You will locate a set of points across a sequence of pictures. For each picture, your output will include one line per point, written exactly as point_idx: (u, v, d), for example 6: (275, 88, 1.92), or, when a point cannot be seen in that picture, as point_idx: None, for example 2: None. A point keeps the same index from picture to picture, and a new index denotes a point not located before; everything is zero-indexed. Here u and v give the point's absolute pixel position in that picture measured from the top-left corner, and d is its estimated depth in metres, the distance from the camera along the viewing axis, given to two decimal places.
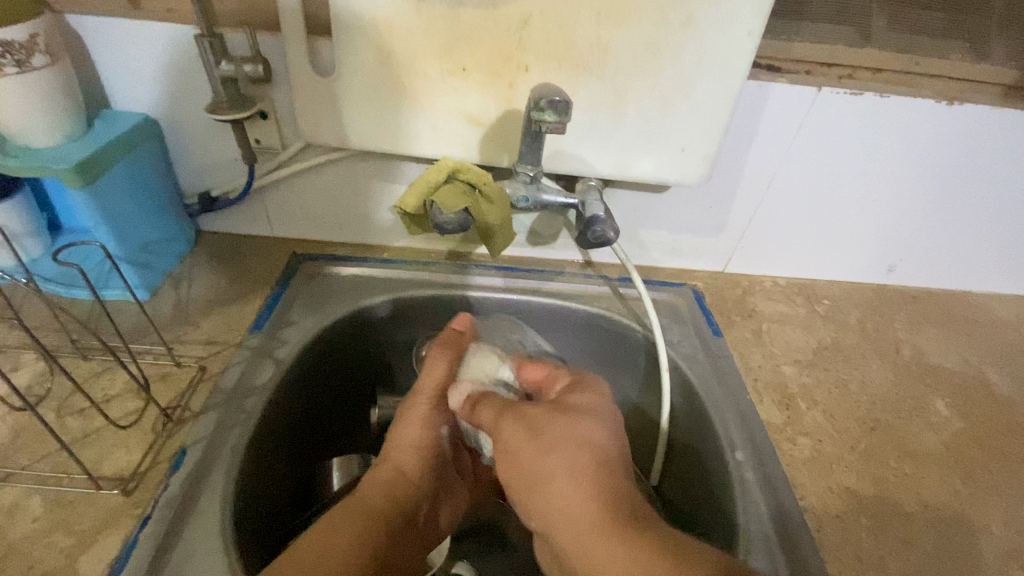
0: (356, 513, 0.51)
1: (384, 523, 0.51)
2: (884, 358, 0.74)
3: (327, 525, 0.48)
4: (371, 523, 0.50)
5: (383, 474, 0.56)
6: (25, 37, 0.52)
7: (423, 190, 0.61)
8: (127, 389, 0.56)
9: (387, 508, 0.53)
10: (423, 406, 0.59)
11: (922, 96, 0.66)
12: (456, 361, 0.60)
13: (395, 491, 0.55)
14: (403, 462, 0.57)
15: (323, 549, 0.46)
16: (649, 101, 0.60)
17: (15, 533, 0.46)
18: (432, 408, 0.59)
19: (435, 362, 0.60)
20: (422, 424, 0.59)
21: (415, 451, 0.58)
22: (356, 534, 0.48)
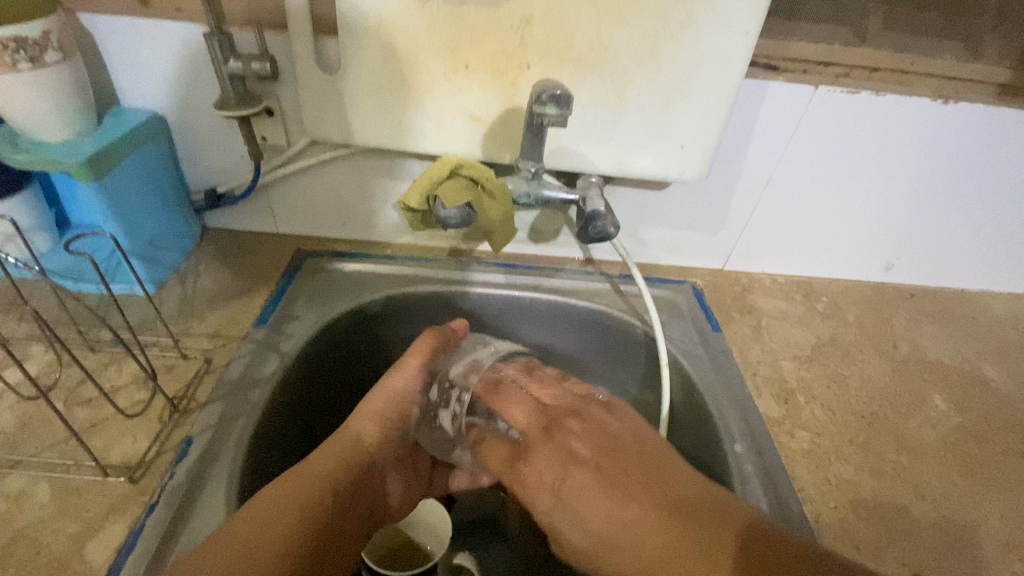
0: (299, 485, 0.48)
1: (338, 494, 0.50)
2: (883, 354, 0.75)
3: (284, 492, 0.47)
4: (309, 486, 0.48)
5: (344, 435, 0.55)
6: (39, 34, 0.53)
7: (426, 186, 0.62)
8: (134, 380, 0.57)
9: (338, 470, 0.51)
10: (398, 379, 0.59)
11: (918, 94, 0.67)
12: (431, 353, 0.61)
13: (348, 455, 0.53)
14: (363, 430, 0.56)
15: (268, 517, 0.44)
16: (649, 99, 0.61)
17: (24, 519, 0.46)
18: (408, 383, 0.59)
19: (422, 342, 0.61)
20: (396, 397, 0.59)
21: (381, 423, 0.57)
22: (300, 499, 0.47)
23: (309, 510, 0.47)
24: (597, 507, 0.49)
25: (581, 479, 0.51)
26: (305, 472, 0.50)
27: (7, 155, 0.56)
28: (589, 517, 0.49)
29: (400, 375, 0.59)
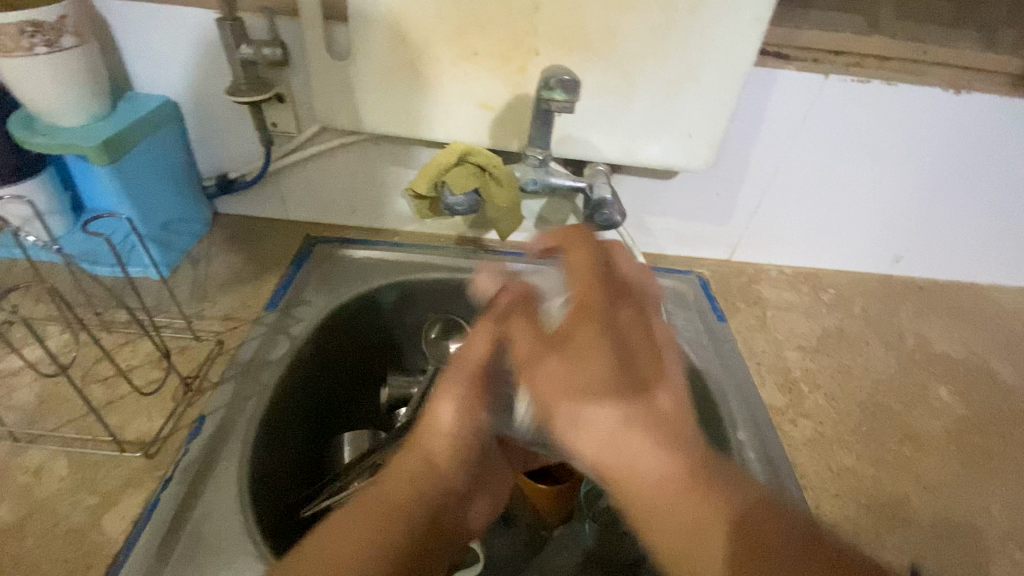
0: (377, 509, 0.41)
1: (415, 519, 0.41)
2: (888, 345, 0.75)
3: (373, 499, 0.42)
4: (423, 474, 0.44)
5: (403, 463, 0.44)
6: (55, 19, 0.54)
7: (434, 173, 0.62)
8: (148, 360, 0.59)
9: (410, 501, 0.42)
10: (461, 381, 0.46)
11: (929, 84, 0.67)
12: (472, 391, 0.46)
13: (421, 488, 0.43)
14: (432, 450, 0.45)
15: (343, 531, 0.39)
16: (658, 85, 0.61)
17: (43, 491, 0.48)
18: (471, 387, 0.46)
19: (479, 334, 0.47)
20: (460, 403, 0.46)
21: (448, 439, 0.45)
22: (373, 532, 0.39)
23: (378, 540, 0.38)
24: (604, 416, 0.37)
25: (586, 336, 0.39)
26: (368, 506, 0.41)
27: (25, 138, 0.58)
28: (633, 352, 0.39)
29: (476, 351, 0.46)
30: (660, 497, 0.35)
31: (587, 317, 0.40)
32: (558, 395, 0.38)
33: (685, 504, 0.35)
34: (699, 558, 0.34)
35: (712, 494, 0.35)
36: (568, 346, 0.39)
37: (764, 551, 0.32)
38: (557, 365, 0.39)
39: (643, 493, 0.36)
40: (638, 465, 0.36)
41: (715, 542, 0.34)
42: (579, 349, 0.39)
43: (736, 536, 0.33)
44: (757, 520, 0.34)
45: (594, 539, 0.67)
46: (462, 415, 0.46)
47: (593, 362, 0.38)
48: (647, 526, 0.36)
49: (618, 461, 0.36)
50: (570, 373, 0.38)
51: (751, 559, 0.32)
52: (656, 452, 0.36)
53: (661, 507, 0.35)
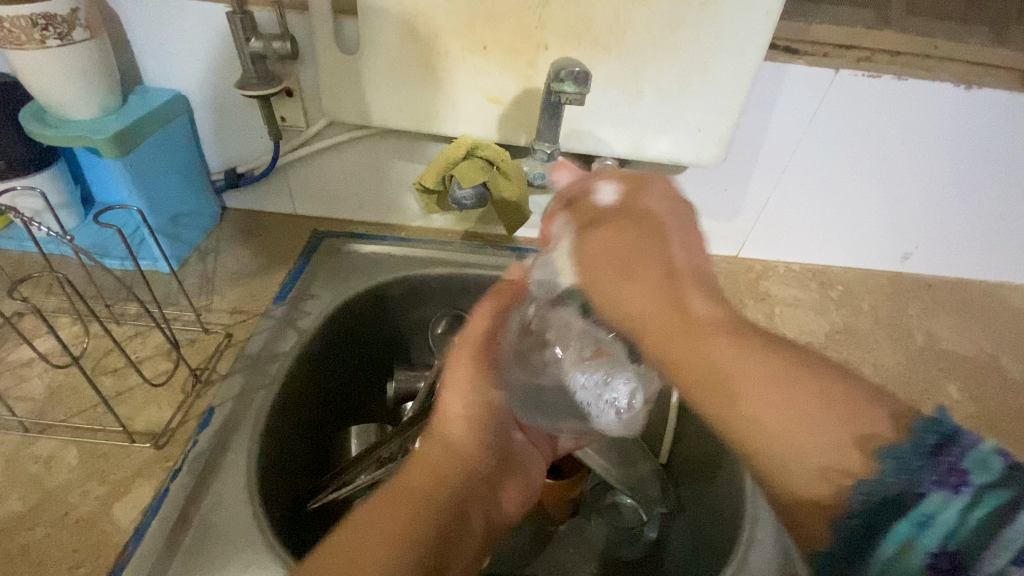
0: (398, 503, 0.38)
1: (441, 509, 0.39)
2: (897, 343, 0.74)
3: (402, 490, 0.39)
4: (444, 460, 0.42)
5: (422, 458, 0.42)
6: (66, 12, 0.54)
7: (442, 165, 0.63)
8: (158, 352, 0.59)
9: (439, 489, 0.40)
10: (464, 363, 0.47)
11: (940, 79, 0.66)
12: (478, 371, 0.47)
13: (444, 473, 0.41)
14: (451, 433, 0.44)
15: (374, 523, 0.36)
16: (667, 79, 0.61)
17: (53, 481, 0.48)
18: (475, 366, 0.47)
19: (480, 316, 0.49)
20: (467, 387, 0.46)
21: (465, 420, 0.45)
22: (402, 521, 0.37)
23: (409, 534, 0.36)
24: (645, 275, 0.35)
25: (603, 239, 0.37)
26: (395, 493, 0.39)
27: (37, 130, 0.58)
28: (622, 262, 0.36)
29: (459, 364, 0.47)
30: (714, 368, 0.32)
31: (630, 211, 0.38)
32: (597, 262, 0.37)
33: (764, 400, 0.31)
34: (787, 451, 0.30)
35: (807, 369, 0.31)
36: (612, 222, 0.38)
37: (830, 399, 0.30)
38: (597, 245, 0.38)
39: (705, 380, 0.32)
40: (709, 361, 0.32)
41: (810, 451, 0.30)
42: (635, 224, 0.37)
43: (809, 408, 0.30)
44: (831, 397, 0.30)
45: (602, 538, 0.67)
46: (467, 406, 0.46)
47: (644, 236, 0.36)
48: (730, 413, 0.32)
49: (719, 372, 0.32)
50: (614, 256, 0.36)
51: (840, 441, 0.29)
52: (737, 343, 0.32)
53: (752, 390, 0.31)
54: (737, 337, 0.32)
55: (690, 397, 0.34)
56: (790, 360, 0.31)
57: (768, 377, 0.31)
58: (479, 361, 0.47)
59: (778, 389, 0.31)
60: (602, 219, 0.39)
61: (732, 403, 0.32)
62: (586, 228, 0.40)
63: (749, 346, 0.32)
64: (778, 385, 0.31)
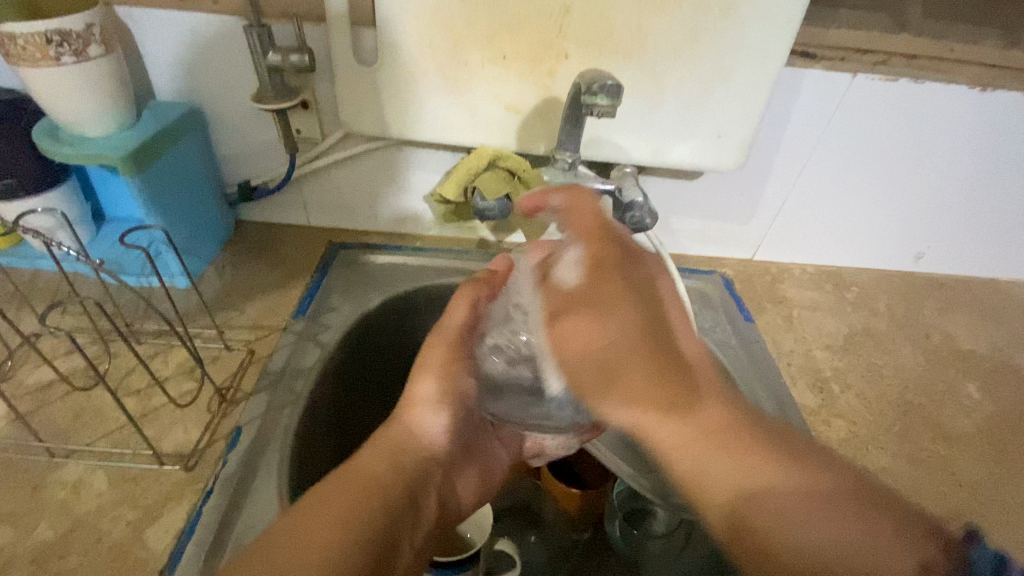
0: (355, 486, 0.38)
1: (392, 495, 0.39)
2: (915, 343, 0.75)
3: (370, 457, 0.41)
4: (396, 458, 0.42)
5: (385, 442, 0.43)
6: (81, 27, 0.52)
7: (463, 177, 0.65)
8: (181, 370, 0.58)
9: (385, 482, 0.40)
10: (442, 349, 0.48)
11: (955, 81, 0.66)
12: (450, 357, 0.48)
13: (404, 458, 0.42)
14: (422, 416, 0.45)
15: (318, 512, 0.36)
16: (687, 86, 0.61)
17: (82, 507, 0.48)
18: (452, 353, 0.48)
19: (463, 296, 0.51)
20: (441, 368, 0.47)
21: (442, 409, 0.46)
22: (348, 508, 0.36)
23: (356, 519, 0.36)
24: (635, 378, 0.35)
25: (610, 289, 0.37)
26: (352, 470, 0.40)
27: (52, 148, 0.57)
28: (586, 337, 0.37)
29: (438, 340, 0.49)
30: (707, 460, 0.34)
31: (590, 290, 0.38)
32: (570, 338, 0.38)
33: (739, 457, 0.34)
34: (769, 495, 0.33)
35: (772, 446, 0.35)
36: (579, 307, 0.38)
37: (806, 462, 0.34)
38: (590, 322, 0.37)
39: (677, 442, 0.35)
40: (708, 470, 0.35)
41: (798, 537, 0.32)
42: (613, 311, 0.37)
43: (814, 507, 0.32)
44: (797, 461, 0.34)
45: (624, 543, 0.67)
46: (450, 381, 0.47)
47: (613, 320, 0.36)
48: (697, 474, 0.35)
49: (697, 458, 0.35)
50: (610, 354, 0.36)
51: (853, 519, 0.32)
52: (659, 381, 0.35)
53: (696, 459, 0.35)
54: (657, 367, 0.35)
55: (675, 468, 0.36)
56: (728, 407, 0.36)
57: (745, 457, 0.34)
58: (459, 338, 0.49)
59: (740, 452, 0.34)
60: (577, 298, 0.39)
61: (675, 466, 0.36)
62: (556, 317, 0.39)
63: (712, 432, 0.35)
64: (746, 450, 0.34)
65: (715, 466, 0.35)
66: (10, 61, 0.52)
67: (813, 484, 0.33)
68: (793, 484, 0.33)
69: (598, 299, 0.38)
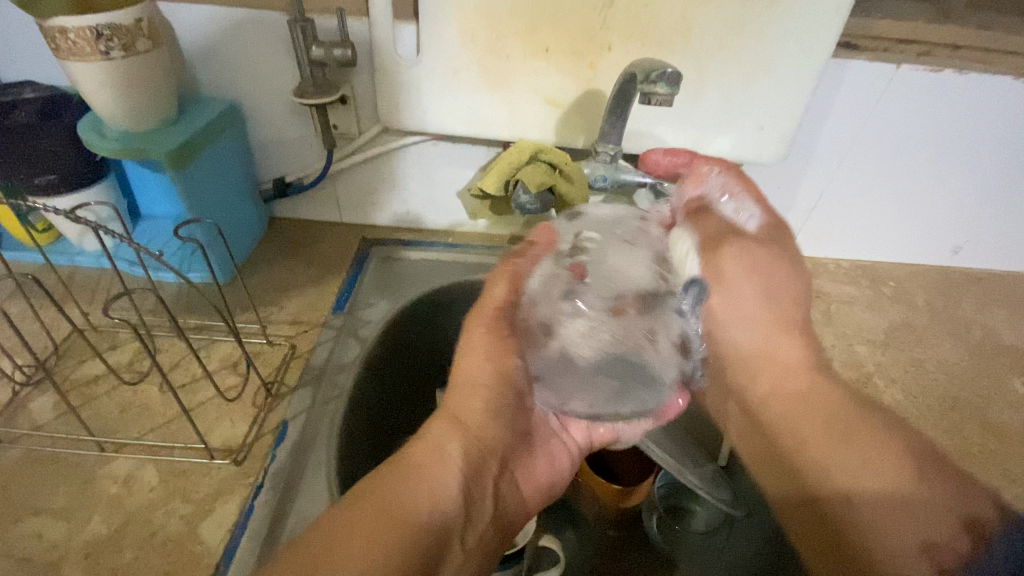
0: (369, 516, 0.39)
1: (418, 527, 0.40)
2: (958, 338, 0.74)
3: (413, 462, 0.43)
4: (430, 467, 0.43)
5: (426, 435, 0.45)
6: (131, 22, 0.52)
7: (506, 171, 0.63)
8: (224, 366, 0.58)
9: (422, 498, 0.41)
10: (479, 333, 0.50)
11: (999, 72, 0.65)
12: (495, 341, 0.49)
13: (428, 481, 0.42)
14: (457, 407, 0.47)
15: (333, 537, 0.37)
16: (731, 77, 0.60)
17: (134, 501, 0.47)
18: (489, 335, 0.49)
19: (499, 277, 0.51)
20: (484, 356, 0.49)
21: (481, 391, 0.48)
22: (369, 532, 0.38)
23: (376, 544, 0.37)
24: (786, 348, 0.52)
25: (777, 276, 0.55)
26: (384, 482, 0.42)
27: (97, 143, 0.57)
28: (771, 292, 0.54)
29: (477, 331, 0.50)
30: (808, 427, 0.47)
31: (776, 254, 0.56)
32: (730, 270, 0.55)
33: (869, 472, 0.41)
34: (857, 488, 0.41)
35: (903, 477, 0.40)
36: (761, 245, 0.56)
37: (923, 478, 0.40)
38: (755, 277, 0.55)
39: (823, 457, 0.44)
40: (829, 463, 0.44)
41: (842, 478, 0.42)
42: (768, 265, 0.55)
43: (901, 513, 0.39)
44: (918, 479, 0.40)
45: (662, 538, 0.65)
46: (496, 363, 0.49)
47: (783, 271, 0.55)
48: (812, 459, 0.45)
49: (822, 428, 0.46)
50: (767, 276, 0.55)
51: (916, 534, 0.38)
52: (814, 394, 0.48)
53: (811, 437, 0.46)
54: (914, 468, 0.40)
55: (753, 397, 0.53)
56: (880, 434, 0.43)
57: (865, 449, 0.43)
58: (497, 331, 0.50)
59: (868, 438, 0.43)
60: (732, 240, 0.56)
61: (812, 456, 0.45)
62: (720, 241, 0.56)
63: (866, 431, 0.44)
64: (868, 440, 0.43)
65: (837, 455, 0.44)
66: (58, 55, 0.52)
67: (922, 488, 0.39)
68: (915, 489, 0.39)
69: (764, 242, 0.56)
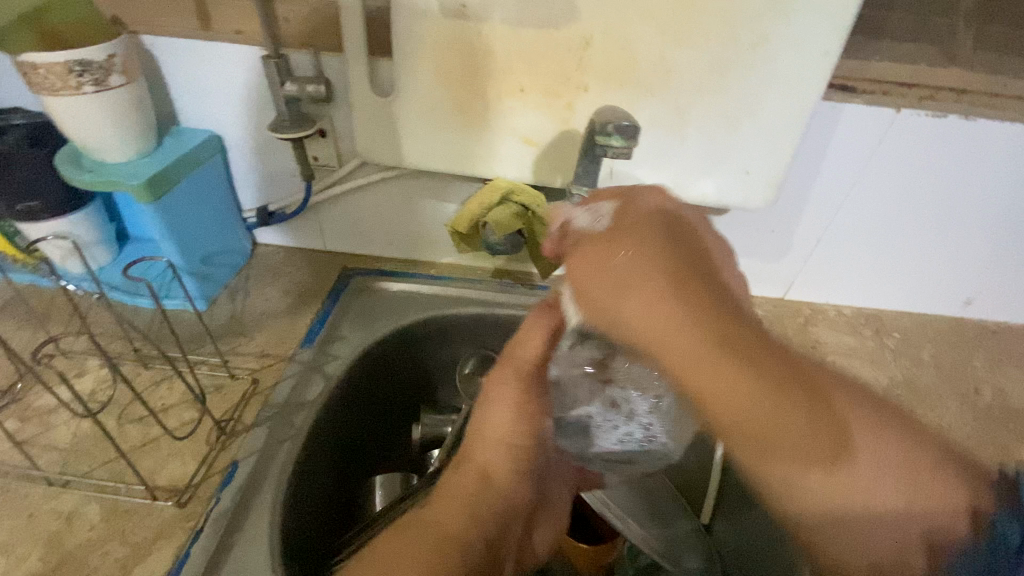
0: (425, 542, 0.37)
1: (471, 545, 0.39)
2: (964, 400, 0.68)
3: (462, 488, 0.42)
4: (473, 497, 0.42)
5: (473, 465, 0.43)
6: (104, 58, 0.53)
7: (477, 212, 0.64)
8: (183, 399, 0.58)
9: (461, 530, 0.39)
10: (513, 391, 0.43)
11: (1011, 119, 0.61)
12: (525, 401, 0.43)
13: (478, 510, 0.41)
14: (487, 463, 0.43)
15: (391, 563, 0.35)
16: (714, 120, 0.58)
17: (73, 540, 0.47)
18: (526, 394, 0.43)
19: (531, 327, 0.44)
20: (513, 416, 0.43)
21: (509, 453, 0.43)
22: (424, 568, 0.35)
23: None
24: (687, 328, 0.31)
25: (632, 261, 0.34)
26: (419, 528, 0.38)
27: (73, 174, 0.58)
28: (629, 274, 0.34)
29: (505, 386, 0.43)
30: (782, 433, 0.30)
31: (618, 227, 0.38)
32: (588, 283, 0.36)
33: (869, 465, 0.29)
34: (870, 512, 0.30)
35: (889, 443, 0.30)
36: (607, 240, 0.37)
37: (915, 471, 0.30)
38: (646, 263, 0.34)
39: (751, 431, 0.30)
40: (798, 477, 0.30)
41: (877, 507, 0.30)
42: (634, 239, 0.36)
43: (904, 474, 0.30)
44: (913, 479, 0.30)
45: None
46: (526, 430, 0.44)
47: (628, 239, 0.36)
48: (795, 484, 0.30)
49: (769, 428, 0.30)
50: (649, 271, 0.34)
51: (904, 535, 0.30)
52: (773, 392, 0.30)
53: (771, 446, 0.30)
54: (873, 420, 0.30)
55: (730, 437, 0.31)
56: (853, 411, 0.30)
57: (805, 420, 0.30)
58: (526, 392, 0.43)
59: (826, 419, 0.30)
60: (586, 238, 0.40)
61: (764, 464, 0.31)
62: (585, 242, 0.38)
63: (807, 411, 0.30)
64: (810, 416, 0.30)
65: (802, 470, 0.30)
66: (33, 90, 0.53)
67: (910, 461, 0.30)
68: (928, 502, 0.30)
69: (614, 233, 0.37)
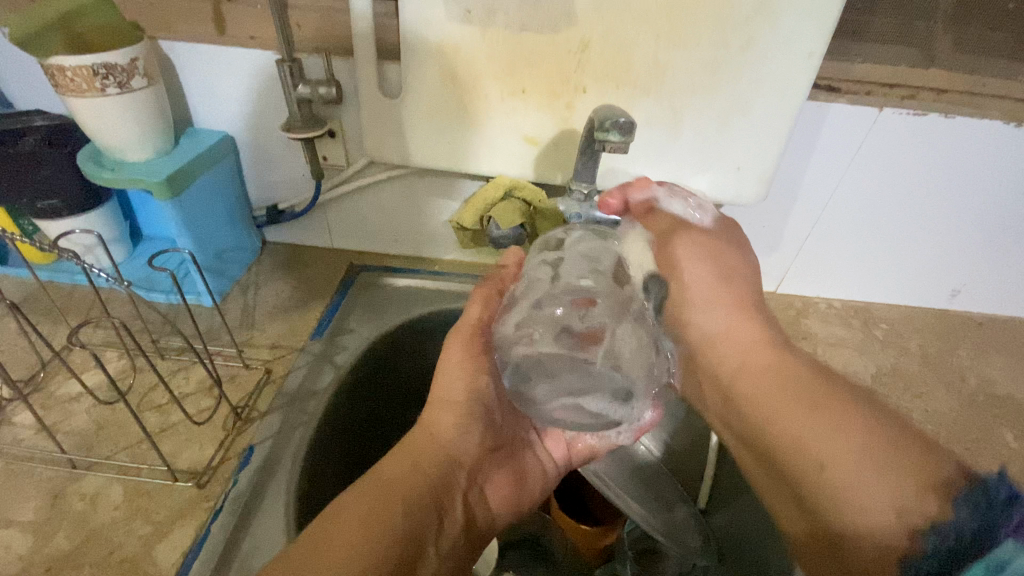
0: (377, 494, 0.41)
1: (426, 496, 0.43)
2: (949, 387, 0.71)
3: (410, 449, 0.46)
4: (424, 462, 0.45)
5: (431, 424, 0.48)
6: (127, 61, 0.56)
7: (479, 206, 0.68)
8: (200, 388, 0.60)
9: (418, 475, 0.44)
10: (458, 349, 0.51)
11: (989, 117, 0.64)
12: (473, 353, 0.51)
13: (412, 475, 0.44)
14: (437, 419, 0.49)
15: (339, 528, 0.37)
16: (707, 119, 0.61)
17: (98, 519, 0.49)
18: (469, 349, 0.51)
19: (478, 299, 0.53)
20: (462, 369, 0.50)
21: (456, 405, 0.49)
22: (366, 520, 0.39)
23: (371, 533, 0.38)
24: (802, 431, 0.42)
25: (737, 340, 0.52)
26: (380, 480, 0.43)
27: (94, 172, 0.60)
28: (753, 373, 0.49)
29: (456, 346, 0.51)
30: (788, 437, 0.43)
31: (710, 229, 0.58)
32: (685, 262, 0.56)
33: (847, 466, 0.38)
34: (856, 506, 0.37)
35: (846, 443, 0.39)
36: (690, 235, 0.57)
37: (860, 455, 0.38)
38: (707, 267, 0.56)
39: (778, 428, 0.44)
40: (779, 432, 0.44)
41: (852, 486, 0.38)
42: (778, 358, 0.48)
43: (865, 466, 0.37)
44: (875, 454, 0.37)
45: None
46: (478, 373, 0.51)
47: (788, 362, 0.48)
48: (829, 484, 0.39)
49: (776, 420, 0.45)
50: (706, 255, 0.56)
51: (894, 524, 0.34)
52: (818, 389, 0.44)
53: (843, 473, 0.38)
54: (895, 441, 0.37)
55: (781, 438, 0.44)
56: (881, 433, 0.38)
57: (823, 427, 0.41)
58: (475, 345, 0.51)
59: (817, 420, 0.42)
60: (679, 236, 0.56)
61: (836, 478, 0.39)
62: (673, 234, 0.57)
63: (809, 414, 0.42)
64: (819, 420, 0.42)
65: (823, 448, 0.40)
66: (59, 91, 0.56)
67: (904, 459, 0.36)
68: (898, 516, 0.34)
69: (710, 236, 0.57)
